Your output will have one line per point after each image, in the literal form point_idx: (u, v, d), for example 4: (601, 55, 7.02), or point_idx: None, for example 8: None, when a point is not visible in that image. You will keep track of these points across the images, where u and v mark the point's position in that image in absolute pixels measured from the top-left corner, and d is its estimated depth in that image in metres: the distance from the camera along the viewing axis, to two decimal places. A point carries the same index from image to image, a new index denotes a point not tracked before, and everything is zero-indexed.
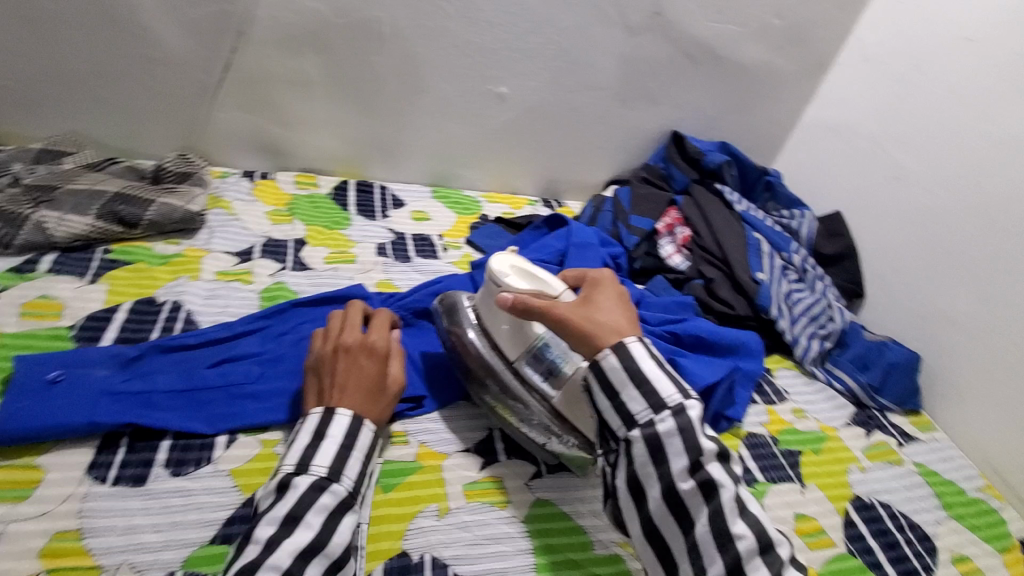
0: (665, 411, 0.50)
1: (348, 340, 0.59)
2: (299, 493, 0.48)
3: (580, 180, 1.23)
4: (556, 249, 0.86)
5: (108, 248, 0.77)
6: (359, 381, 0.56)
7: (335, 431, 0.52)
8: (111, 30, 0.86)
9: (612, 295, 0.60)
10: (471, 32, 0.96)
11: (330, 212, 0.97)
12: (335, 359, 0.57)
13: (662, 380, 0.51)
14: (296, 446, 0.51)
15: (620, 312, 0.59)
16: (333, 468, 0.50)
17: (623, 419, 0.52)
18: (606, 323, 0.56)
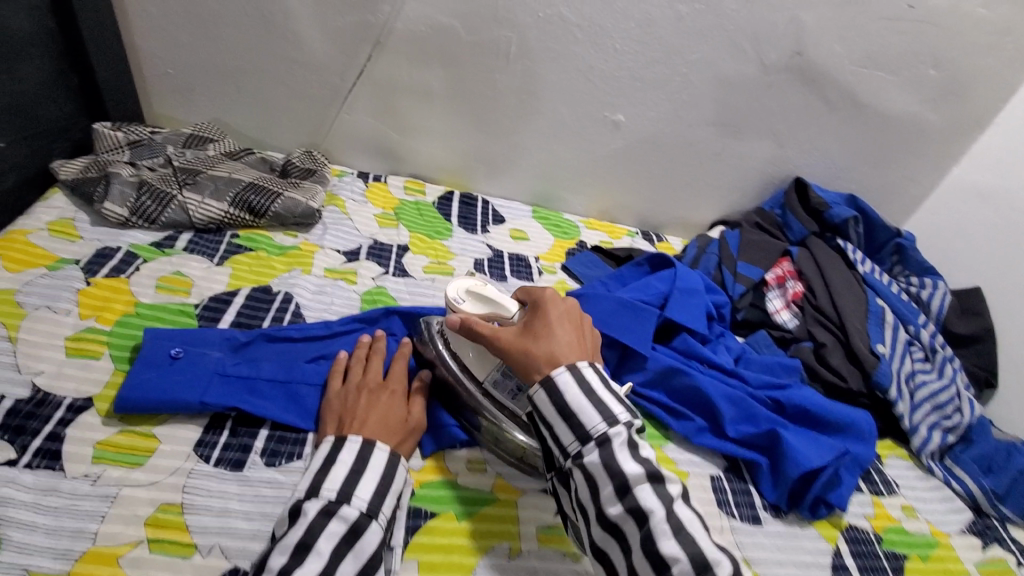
0: (589, 443, 0.48)
1: (369, 379, 0.61)
2: (346, 527, 0.46)
3: (685, 217, 1.18)
4: (660, 290, 0.82)
5: (235, 233, 0.82)
6: (385, 416, 0.57)
7: (375, 464, 0.51)
8: (265, 32, 0.93)
9: (557, 316, 0.57)
10: (597, 58, 0.95)
11: (434, 222, 0.99)
12: (355, 394, 0.59)
13: (588, 410, 0.49)
14: (335, 475, 0.49)
15: (559, 336, 0.55)
16: (372, 504, 0.49)
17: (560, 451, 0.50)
18: (531, 351, 0.54)
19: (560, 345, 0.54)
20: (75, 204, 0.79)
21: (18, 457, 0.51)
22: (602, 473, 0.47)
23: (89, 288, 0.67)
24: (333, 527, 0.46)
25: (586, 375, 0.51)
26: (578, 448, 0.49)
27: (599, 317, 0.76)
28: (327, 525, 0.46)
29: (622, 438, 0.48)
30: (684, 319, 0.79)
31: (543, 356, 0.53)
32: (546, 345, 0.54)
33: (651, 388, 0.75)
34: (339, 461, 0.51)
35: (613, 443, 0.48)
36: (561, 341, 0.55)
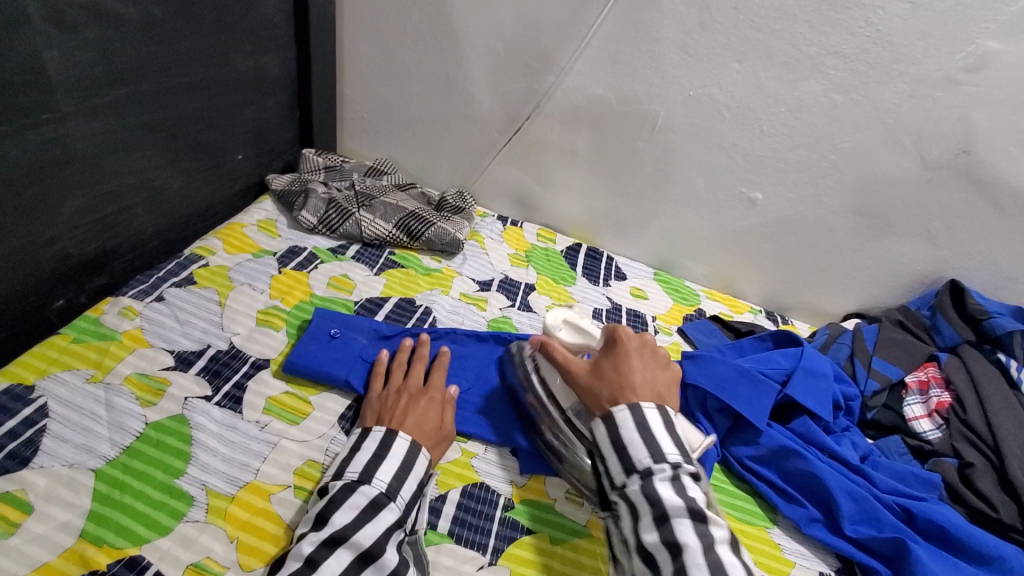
0: (632, 474, 0.54)
1: (412, 384, 0.65)
2: (366, 501, 0.51)
3: (816, 302, 1.13)
4: (782, 366, 0.79)
5: (392, 251, 0.95)
6: (421, 418, 0.61)
7: (396, 450, 0.56)
8: (446, 88, 1.09)
9: (632, 361, 0.63)
10: (742, 137, 0.98)
11: (560, 268, 1.06)
12: (394, 395, 0.63)
13: (637, 445, 0.54)
14: (357, 460, 0.55)
15: (629, 376, 0.61)
16: (392, 486, 0.53)
17: (624, 467, 0.55)
18: (596, 387, 0.61)
19: (628, 388, 0.60)
20: (278, 210, 0.97)
21: (212, 395, 0.62)
22: (643, 501, 0.52)
23: (279, 275, 0.82)
24: (352, 501, 0.51)
25: (650, 415, 0.57)
26: (624, 479, 0.55)
27: (715, 382, 0.75)
28: (346, 499, 0.51)
29: (666, 474, 0.53)
30: (806, 399, 0.76)
31: (608, 386, 0.61)
32: (613, 384, 0.61)
33: (761, 464, 0.73)
34: (363, 448, 0.56)
35: (656, 479, 0.53)
36: (627, 380, 0.60)
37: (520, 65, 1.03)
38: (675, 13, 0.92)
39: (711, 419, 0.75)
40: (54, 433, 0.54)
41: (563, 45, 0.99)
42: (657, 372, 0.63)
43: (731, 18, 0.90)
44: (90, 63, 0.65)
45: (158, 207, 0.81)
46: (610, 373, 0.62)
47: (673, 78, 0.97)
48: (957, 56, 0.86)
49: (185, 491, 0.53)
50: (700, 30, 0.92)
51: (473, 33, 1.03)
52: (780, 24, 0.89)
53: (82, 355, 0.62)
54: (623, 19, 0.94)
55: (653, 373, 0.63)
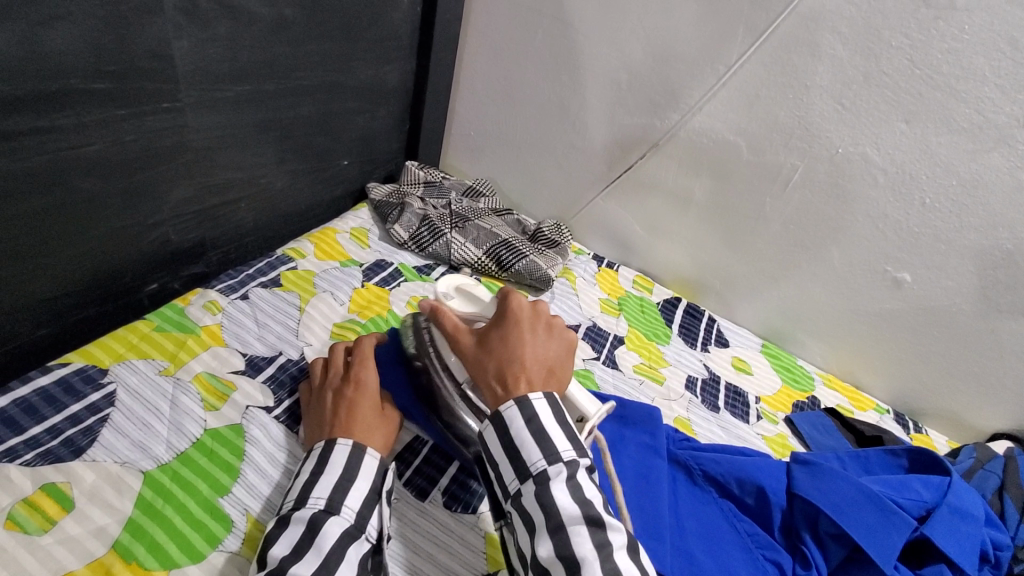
0: (526, 479, 0.46)
1: (331, 378, 0.58)
2: (301, 527, 0.45)
3: (961, 414, 0.94)
4: (923, 499, 0.64)
5: (478, 278, 0.91)
6: (351, 414, 0.54)
7: (334, 462, 0.49)
8: (560, 116, 1.04)
9: (518, 333, 0.53)
10: (896, 208, 0.84)
11: (653, 323, 0.96)
12: (320, 397, 0.57)
13: (528, 445, 0.46)
14: (323, 483, 0.48)
15: (514, 350, 0.52)
16: (361, 516, 0.48)
17: (516, 472, 0.47)
18: (483, 362, 0.52)
19: (515, 367, 0.51)
20: (373, 219, 0.96)
21: (273, 407, 0.60)
22: (537, 511, 0.44)
23: (362, 288, 0.79)
24: (290, 532, 0.45)
25: (538, 406, 0.48)
26: (518, 486, 0.46)
27: (831, 501, 0.62)
28: (283, 533, 0.45)
29: (563, 476, 0.45)
30: (951, 548, 0.60)
31: (490, 365, 0.51)
32: (499, 359, 0.51)
33: None
34: (303, 470, 0.50)
35: (552, 484, 0.45)
36: (513, 355, 0.51)
37: (643, 100, 0.96)
38: (835, 60, 0.81)
39: (822, 545, 0.62)
40: (116, 424, 0.54)
41: (694, 83, 0.91)
42: (548, 342, 0.53)
43: (903, 71, 0.77)
44: (217, 58, 0.66)
45: (260, 204, 0.82)
46: (496, 347, 0.52)
47: (819, 132, 0.85)
48: None
49: (226, 512, 0.50)
50: (861, 81, 0.80)
51: (598, 62, 0.97)
52: (966, 84, 0.75)
53: (159, 345, 0.62)
54: (770, 62, 0.85)
55: (543, 344, 0.53)
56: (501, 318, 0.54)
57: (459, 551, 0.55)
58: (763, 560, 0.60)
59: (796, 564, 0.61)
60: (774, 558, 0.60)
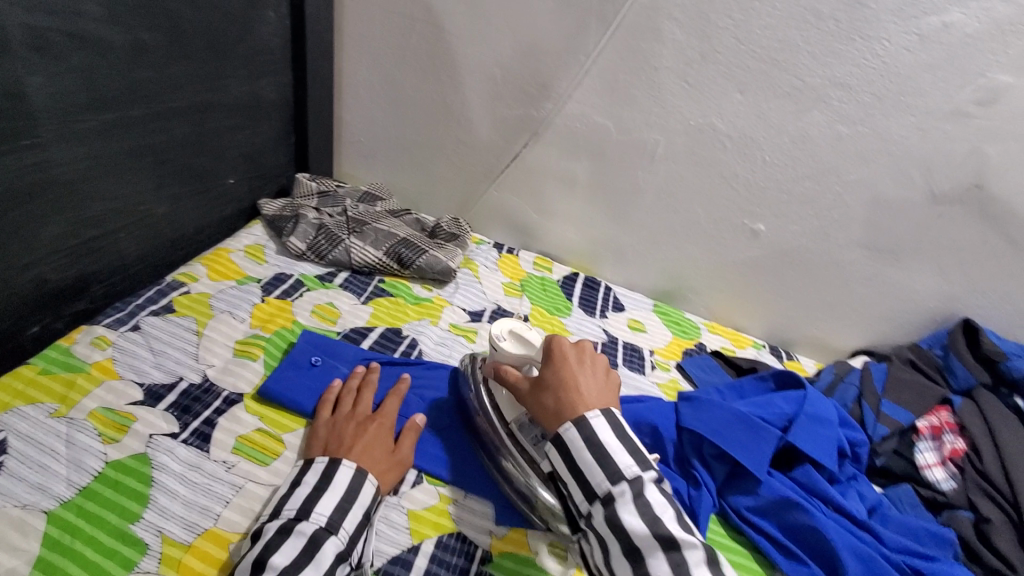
0: (594, 501, 0.52)
1: (359, 412, 0.63)
2: (304, 540, 0.49)
3: (823, 338, 1.08)
4: (784, 411, 0.74)
5: (382, 279, 0.93)
6: (368, 446, 0.59)
7: (309, 479, 0.54)
8: (444, 115, 1.09)
9: (569, 365, 0.59)
10: (744, 167, 0.96)
11: (555, 298, 1.03)
12: (343, 423, 0.62)
13: (593, 467, 0.52)
14: (296, 496, 0.53)
15: (570, 386, 0.57)
16: (332, 519, 0.51)
17: (585, 493, 0.53)
18: (544, 404, 0.58)
19: (573, 398, 0.56)
20: (268, 235, 0.96)
21: (179, 431, 0.60)
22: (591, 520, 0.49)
23: (262, 303, 0.80)
24: (292, 542, 0.49)
25: (597, 427, 0.54)
26: (588, 507, 0.53)
27: (711, 427, 0.71)
28: (284, 543, 0.49)
29: (626, 495, 0.51)
30: (810, 449, 0.70)
31: (552, 403, 0.57)
32: (557, 397, 0.57)
33: (760, 516, 0.68)
34: (304, 482, 0.55)
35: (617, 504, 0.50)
36: (570, 389, 0.57)
37: (517, 93, 1.03)
38: (676, 43, 0.90)
39: (708, 466, 0.71)
40: (11, 470, 0.53)
41: (561, 73, 0.98)
42: (595, 374, 0.60)
43: (732, 49, 0.88)
44: (75, 89, 0.65)
45: (144, 232, 0.80)
46: (552, 388, 0.58)
47: (673, 108, 0.95)
48: (966, 89, 0.82)
49: (139, 537, 0.51)
50: (700, 60, 0.91)
51: (472, 61, 1.02)
52: (782, 54, 0.87)
53: (48, 387, 0.60)
54: (623, 49, 0.93)
55: (594, 375, 0.59)
56: (550, 363, 0.60)
57: (384, 531, 0.58)
58: None
59: (689, 486, 0.69)
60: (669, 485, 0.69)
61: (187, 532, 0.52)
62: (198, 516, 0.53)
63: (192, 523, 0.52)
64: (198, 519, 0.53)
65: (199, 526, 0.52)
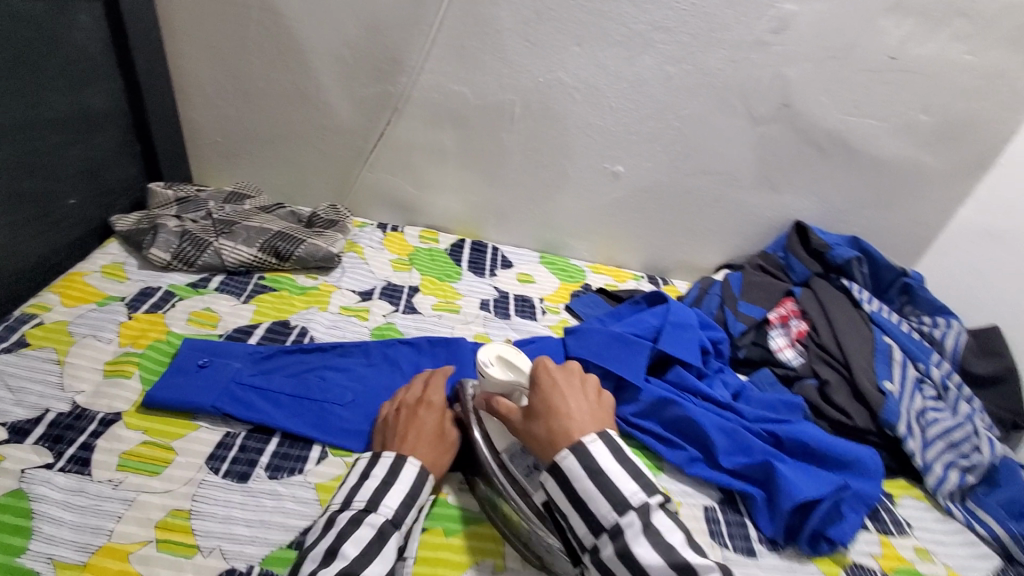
0: (602, 535, 0.52)
1: (410, 398, 0.67)
2: (368, 529, 0.53)
3: (691, 260, 1.20)
4: (652, 324, 0.83)
5: (262, 276, 0.91)
6: (421, 431, 0.63)
7: (375, 471, 0.57)
8: (301, 102, 1.06)
9: (557, 390, 0.61)
10: (594, 115, 1.03)
11: (444, 266, 1.06)
12: (398, 413, 0.65)
13: (598, 497, 0.53)
14: (365, 487, 0.56)
15: (563, 411, 0.59)
16: (371, 500, 0.55)
17: (590, 529, 0.53)
18: (540, 434, 0.58)
19: (566, 423, 0.57)
20: (127, 251, 0.90)
21: (55, 461, 0.58)
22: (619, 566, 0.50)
23: (130, 321, 0.76)
24: (359, 533, 0.52)
25: (595, 450, 0.55)
26: (593, 540, 0.53)
27: (592, 351, 0.79)
28: (353, 532, 0.52)
29: (636, 528, 0.51)
30: (677, 352, 0.80)
31: (550, 432, 0.57)
32: (551, 425, 0.58)
33: (644, 418, 0.76)
34: (372, 475, 0.57)
35: (631, 541, 0.50)
36: (563, 414, 0.58)
37: (371, 71, 1.02)
38: (510, 4, 0.94)
39: None
40: None
41: (409, 46, 0.99)
42: (582, 393, 0.62)
43: (562, 5, 0.94)
44: None
45: None
46: (545, 415, 0.59)
47: (521, 67, 1.00)
48: (762, 20, 0.93)
49: (28, 567, 0.50)
50: (536, 18, 0.95)
51: (318, 44, 1.00)
52: (606, 5, 0.94)
53: None
54: (463, 16, 0.96)
55: (582, 397, 0.61)
56: (542, 388, 0.61)
57: (294, 509, 0.58)
58: None
59: None
60: None
61: (82, 552, 0.51)
62: (91, 535, 0.52)
63: (85, 543, 0.52)
64: (92, 538, 0.52)
65: (93, 545, 0.52)
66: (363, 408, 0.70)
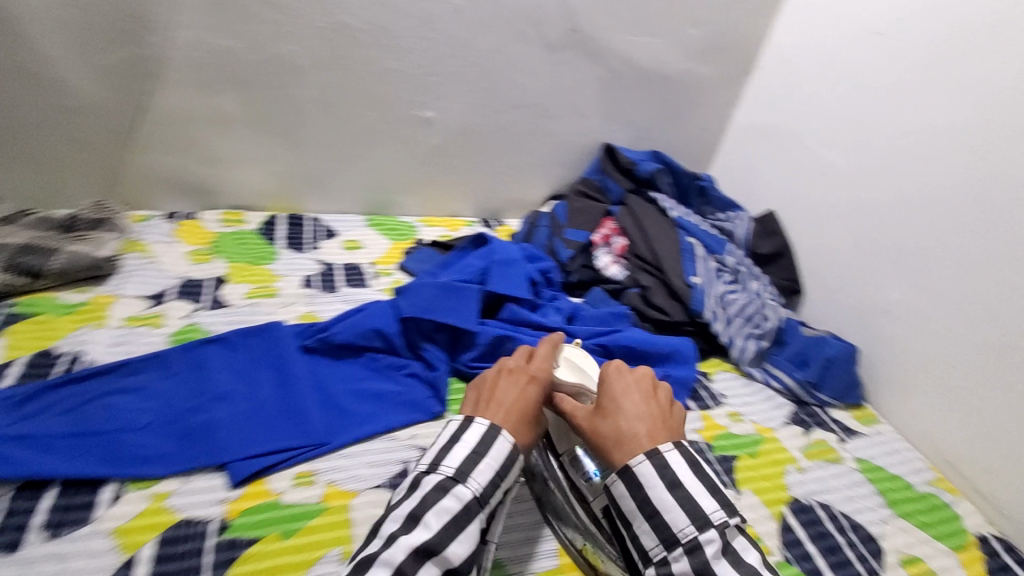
0: (675, 547, 0.50)
1: (508, 363, 0.65)
2: (449, 500, 0.51)
3: (520, 196, 1.21)
4: (477, 268, 0.84)
5: (10, 302, 0.74)
6: (504, 399, 0.60)
7: (478, 439, 0.55)
8: (23, 80, 0.83)
9: (619, 390, 0.60)
10: (389, 59, 0.96)
11: (256, 248, 0.96)
12: (500, 379, 0.62)
13: (686, 512, 0.51)
14: (454, 454, 0.54)
15: (624, 413, 0.57)
16: (461, 470, 0.53)
17: (663, 540, 0.51)
18: (606, 437, 0.57)
19: (631, 427, 0.56)
20: None
21: None
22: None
23: None
24: (445, 503, 0.51)
25: (673, 461, 0.53)
26: (664, 554, 0.51)
27: (422, 306, 0.76)
28: (438, 500, 0.51)
29: (715, 549, 0.49)
30: (505, 289, 0.81)
31: (612, 434, 0.56)
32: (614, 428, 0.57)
33: (485, 360, 0.77)
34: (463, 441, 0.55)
35: (710, 554, 0.49)
36: (623, 417, 0.57)
37: (109, 31, 0.83)
38: None
39: (433, 340, 0.77)
40: None
41: None
42: (635, 393, 0.60)
43: None
44: None
45: None
46: (607, 418, 0.58)
47: (293, 12, 0.88)
48: None
49: None
50: None
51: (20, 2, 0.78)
52: None
53: None
54: None
55: (639, 395, 0.60)
56: (606, 389, 0.60)
57: (86, 563, 0.51)
58: (403, 378, 0.73)
59: (424, 369, 0.74)
60: (405, 371, 0.74)
61: None
62: None
63: None
64: None
65: None
66: (166, 427, 0.62)
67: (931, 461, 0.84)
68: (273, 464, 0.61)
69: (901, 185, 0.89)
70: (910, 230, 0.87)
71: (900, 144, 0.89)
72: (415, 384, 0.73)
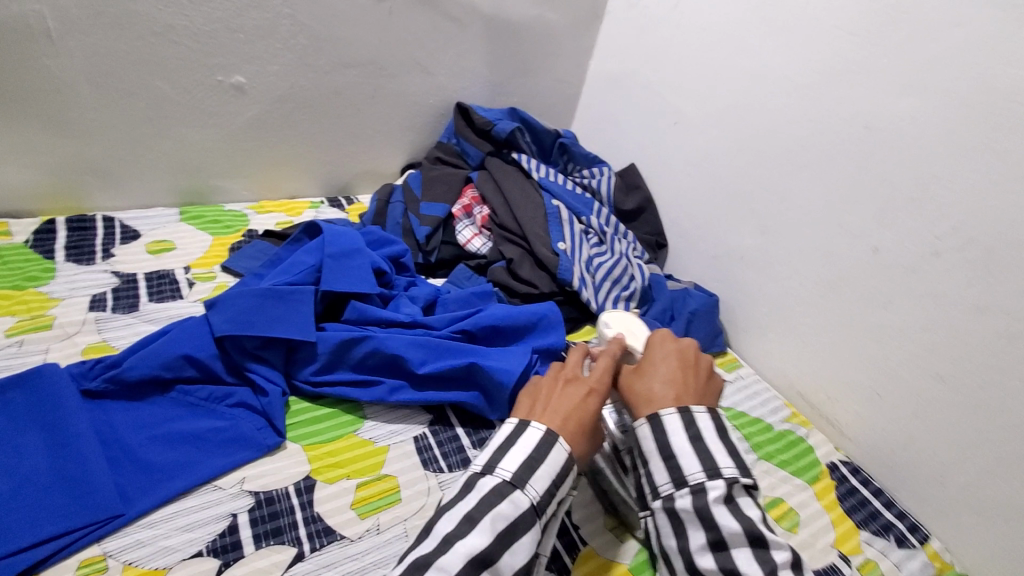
0: (684, 487, 0.50)
1: (567, 369, 0.61)
2: (499, 498, 0.48)
3: (373, 167, 1.08)
4: (309, 265, 0.72)
5: None
6: (562, 404, 0.57)
7: (523, 441, 0.52)
8: None
9: (658, 357, 0.60)
10: (170, 13, 0.77)
11: (22, 266, 0.76)
12: (555, 383, 0.60)
13: (691, 458, 0.51)
14: (509, 456, 0.51)
15: (657, 380, 0.58)
16: (516, 473, 0.50)
17: (674, 479, 0.51)
18: (640, 403, 0.57)
19: (665, 390, 0.56)
20: None
21: None
22: (696, 523, 0.49)
23: None
24: (500, 505, 0.48)
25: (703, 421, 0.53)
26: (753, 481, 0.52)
27: (240, 321, 0.63)
28: (483, 499, 0.48)
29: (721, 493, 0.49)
30: (346, 286, 0.71)
31: (645, 399, 0.56)
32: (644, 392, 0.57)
33: (330, 371, 0.67)
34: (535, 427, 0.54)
35: (713, 496, 0.49)
36: (656, 383, 0.57)
37: None
38: None
39: (264, 358, 0.65)
40: None
41: None
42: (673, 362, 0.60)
43: None
44: None
45: None
46: (642, 384, 0.58)
47: None
48: None
49: None
50: None
51: None
52: None
53: None
54: None
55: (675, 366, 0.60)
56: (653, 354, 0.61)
57: None
58: (228, 410, 0.61)
59: (254, 395, 0.63)
60: (231, 400, 0.62)
61: None
62: None
63: None
64: None
65: None
66: None
67: (787, 398, 0.89)
68: (47, 555, 0.48)
69: (746, 131, 0.88)
70: (756, 176, 0.88)
71: (743, 88, 0.88)
72: (245, 415, 0.61)
